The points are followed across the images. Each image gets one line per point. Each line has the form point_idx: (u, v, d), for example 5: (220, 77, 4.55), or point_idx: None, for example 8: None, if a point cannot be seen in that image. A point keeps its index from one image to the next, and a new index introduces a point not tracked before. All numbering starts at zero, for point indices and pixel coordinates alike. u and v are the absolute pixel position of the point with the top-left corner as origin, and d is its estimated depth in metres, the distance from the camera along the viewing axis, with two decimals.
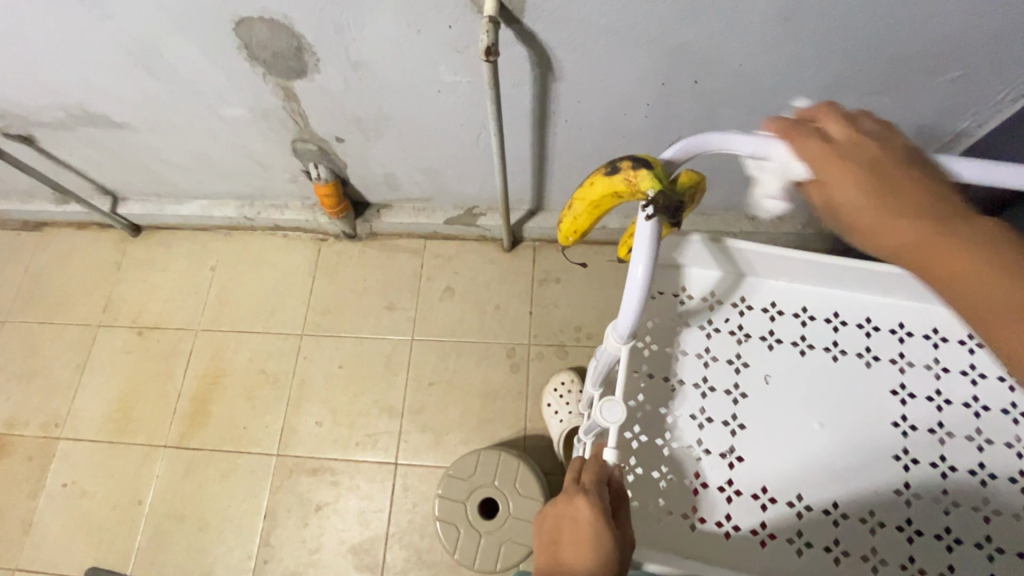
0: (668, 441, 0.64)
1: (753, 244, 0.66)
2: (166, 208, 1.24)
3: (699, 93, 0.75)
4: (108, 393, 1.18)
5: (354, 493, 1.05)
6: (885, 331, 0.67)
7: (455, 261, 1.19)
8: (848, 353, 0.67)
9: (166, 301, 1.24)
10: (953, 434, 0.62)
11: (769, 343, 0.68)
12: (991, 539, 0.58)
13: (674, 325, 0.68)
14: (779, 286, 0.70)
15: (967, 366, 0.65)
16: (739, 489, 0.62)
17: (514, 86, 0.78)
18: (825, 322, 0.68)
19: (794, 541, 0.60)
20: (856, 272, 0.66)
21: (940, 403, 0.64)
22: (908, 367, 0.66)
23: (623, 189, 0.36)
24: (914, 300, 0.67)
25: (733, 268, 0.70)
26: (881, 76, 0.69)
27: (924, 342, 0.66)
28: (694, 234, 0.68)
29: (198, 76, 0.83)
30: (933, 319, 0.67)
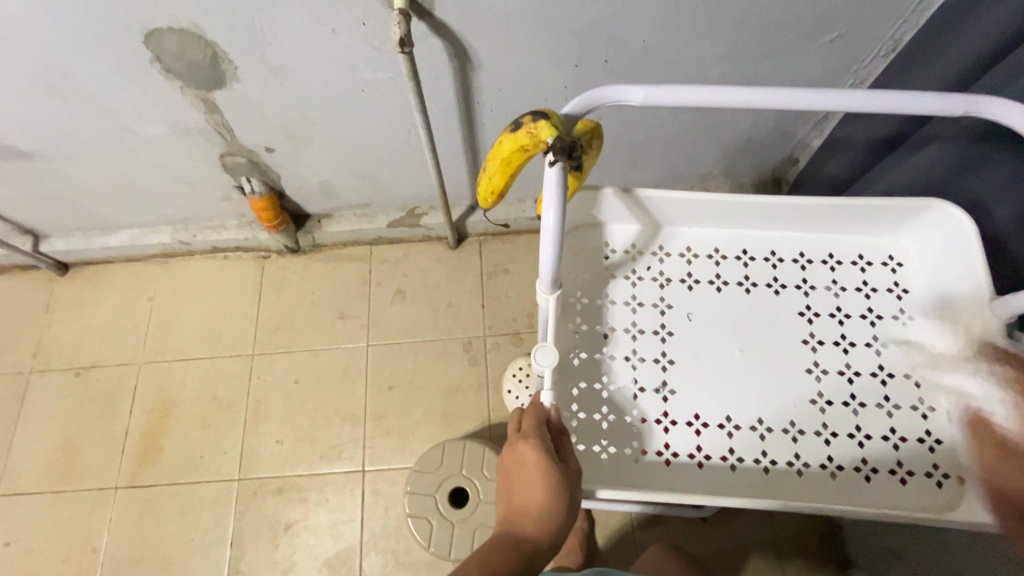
0: (605, 385, 0.67)
1: (660, 192, 0.69)
2: (93, 241, 1.19)
3: (611, 71, 0.79)
4: (47, 441, 1.11)
5: (323, 506, 1.04)
6: (788, 261, 0.72)
7: (403, 263, 1.20)
8: (759, 284, 0.71)
9: (103, 338, 1.19)
10: (856, 343, 0.67)
11: (688, 284, 0.72)
12: (896, 430, 0.63)
13: (600, 278, 0.72)
14: (692, 232, 0.74)
15: (861, 282, 0.70)
16: (674, 419, 0.65)
17: (435, 79, 0.80)
18: (736, 260, 0.72)
19: (728, 459, 0.64)
20: (757, 209, 0.70)
21: (842, 318, 0.68)
22: (811, 291, 0.70)
23: (528, 142, 0.38)
24: (810, 230, 0.72)
25: (649, 220, 0.73)
26: (770, 40, 0.75)
27: (823, 267, 0.71)
28: (607, 188, 0.70)
29: (111, 95, 0.81)
30: (829, 245, 0.72)
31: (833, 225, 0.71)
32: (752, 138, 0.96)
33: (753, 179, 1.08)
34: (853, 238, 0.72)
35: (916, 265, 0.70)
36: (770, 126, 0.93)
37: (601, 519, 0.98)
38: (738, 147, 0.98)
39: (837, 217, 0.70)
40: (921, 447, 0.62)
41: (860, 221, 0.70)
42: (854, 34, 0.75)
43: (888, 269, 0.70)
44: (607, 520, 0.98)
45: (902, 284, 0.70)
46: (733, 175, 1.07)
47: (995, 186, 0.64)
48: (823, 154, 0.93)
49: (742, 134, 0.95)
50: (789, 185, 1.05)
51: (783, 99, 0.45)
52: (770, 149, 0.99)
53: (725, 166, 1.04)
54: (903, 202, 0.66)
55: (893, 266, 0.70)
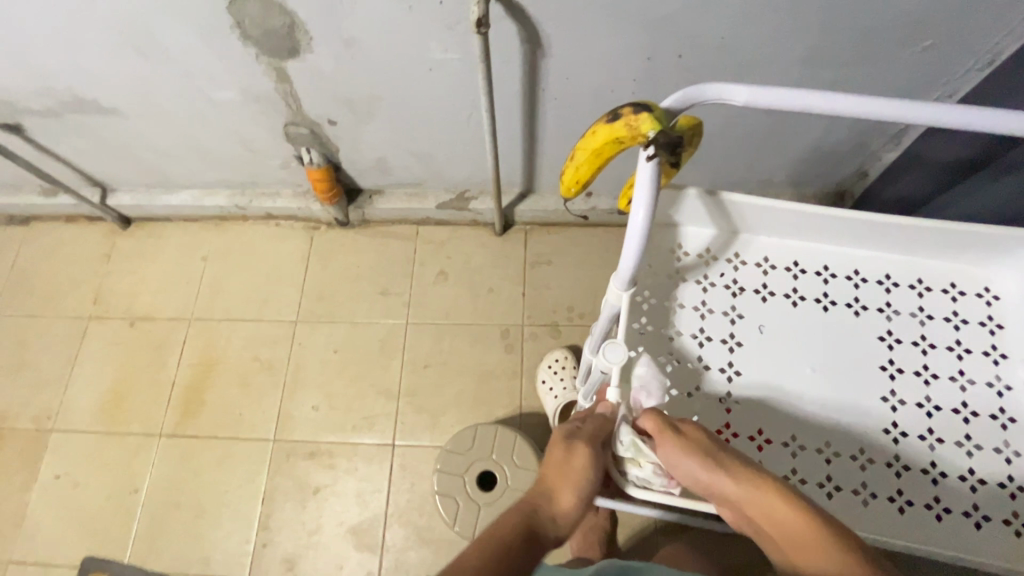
0: (667, 389, 0.67)
1: (746, 198, 0.66)
2: (155, 198, 1.24)
3: (684, 67, 0.77)
4: (100, 383, 1.17)
5: (352, 474, 1.06)
6: (872, 282, 0.69)
7: (448, 246, 1.21)
8: (838, 303, 0.69)
9: (157, 292, 1.24)
10: (938, 375, 0.65)
11: (762, 296, 0.70)
12: (974, 472, 0.62)
13: (671, 281, 0.70)
14: (771, 242, 0.72)
15: (951, 313, 0.67)
16: (735, 431, 0.65)
17: (503, 64, 0.80)
18: (816, 275, 0.70)
19: (789, 478, 0.64)
20: (848, 225, 0.67)
21: (924, 347, 0.66)
22: (894, 315, 0.68)
23: (625, 134, 0.37)
24: (900, 251, 0.69)
25: (727, 225, 0.72)
26: (857, 45, 0.72)
27: (909, 292, 0.68)
28: (690, 188, 0.68)
29: (189, 57, 0.84)
30: (918, 269, 0.69)
31: (929, 249, 0.68)
32: (821, 147, 0.92)
33: (816, 190, 1.04)
34: (948, 264, 0.68)
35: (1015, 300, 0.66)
36: (842, 136, 0.89)
37: (625, 519, 0.98)
38: (805, 156, 0.95)
39: (933, 241, 0.66)
40: (1000, 491, 0.61)
41: (961, 248, 0.66)
42: (950, 44, 0.70)
43: (984, 301, 0.67)
44: (630, 521, 0.97)
45: (996, 319, 0.66)
46: (796, 185, 1.03)
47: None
48: (896, 170, 0.89)
49: (812, 143, 0.92)
50: (854, 199, 1.01)
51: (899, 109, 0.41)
52: (839, 160, 0.95)
53: (787, 175, 1.01)
54: (1016, 232, 0.62)
55: (988, 299, 0.67)
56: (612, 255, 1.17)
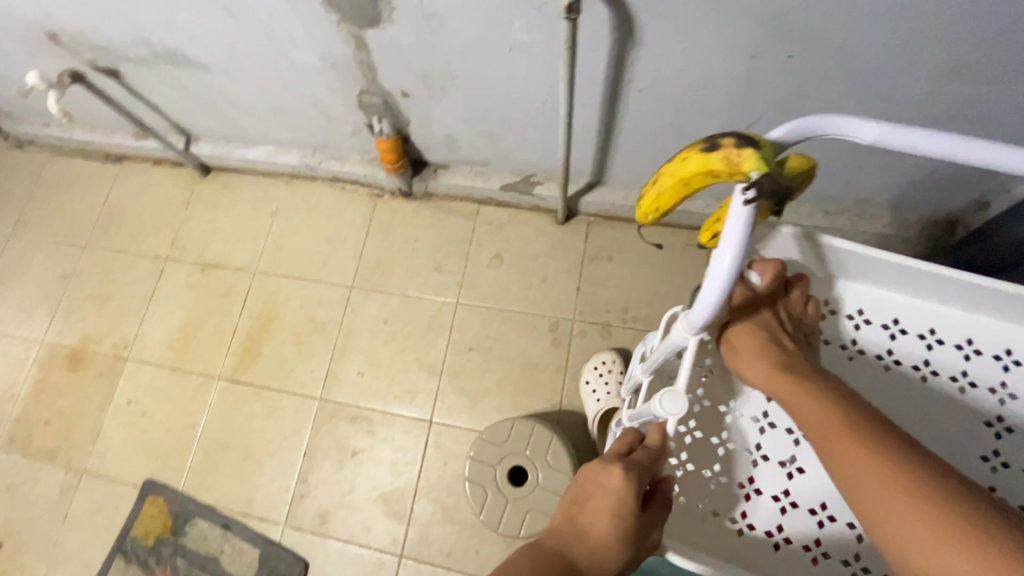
0: (723, 441, 0.66)
1: (846, 244, 0.63)
2: (233, 150, 1.28)
3: (793, 69, 0.69)
4: (171, 321, 1.26)
5: (388, 443, 1.09)
6: (951, 346, 0.67)
7: (507, 229, 1.18)
8: (939, 374, 0.67)
9: (228, 241, 1.29)
10: (1010, 465, 0.63)
11: (849, 353, 0.69)
12: None
13: None
14: (867, 292, 0.69)
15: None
16: (795, 500, 0.64)
17: (589, 50, 0.74)
18: (917, 338, 0.68)
19: (850, 563, 0.62)
20: (945, 285, 0.64)
21: (999, 430, 0.64)
22: (969, 387, 0.66)
23: (720, 169, 0.33)
24: (1000, 318, 0.65)
25: (822, 268, 0.68)
26: (1011, 62, 0.61)
27: (994, 362, 0.65)
28: (785, 227, 0.64)
29: (273, 19, 0.84)
30: (1009, 339, 0.65)
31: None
32: (940, 170, 0.81)
33: (923, 216, 0.92)
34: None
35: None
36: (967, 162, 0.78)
37: None
38: (918, 178, 0.84)
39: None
40: None
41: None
42: None
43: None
44: None
45: None
46: (899, 208, 0.92)
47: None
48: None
49: (929, 165, 0.81)
50: (967, 232, 0.89)
51: None
52: (959, 187, 0.84)
53: (892, 196, 0.90)
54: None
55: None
56: (677, 259, 1.10)
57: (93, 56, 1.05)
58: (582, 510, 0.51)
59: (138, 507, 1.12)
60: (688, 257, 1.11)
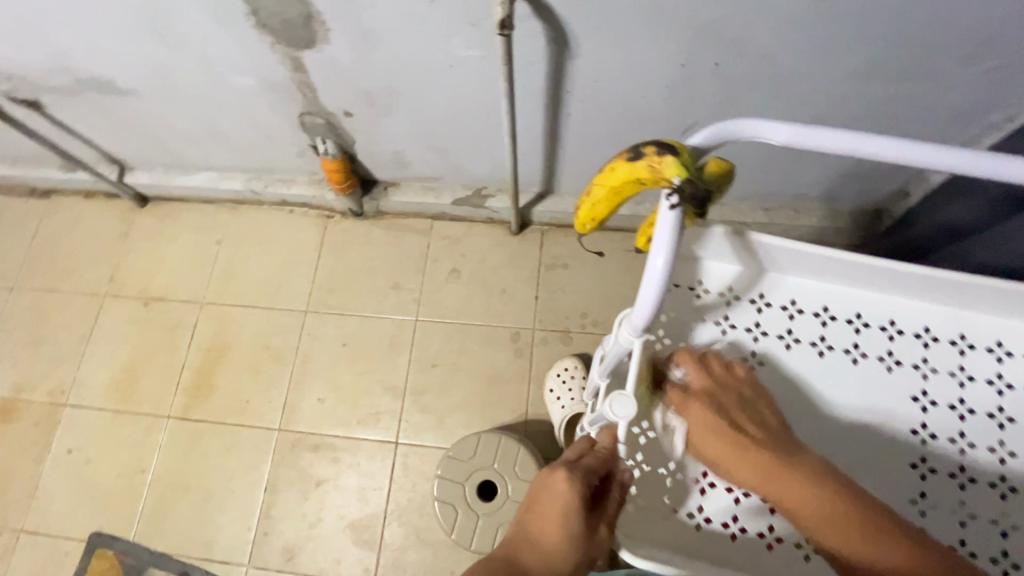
0: None
1: (774, 239, 0.64)
2: (172, 178, 1.23)
3: (721, 76, 0.72)
4: (113, 362, 1.19)
5: (354, 470, 1.06)
6: (875, 328, 0.68)
7: (462, 243, 1.18)
8: (869, 356, 0.67)
9: (171, 273, 1.24)
10: (937, 436, 0.64)
11: (787, 343, 0.68)
12: (1006, 555, 0.60)
13: (689, 319, 0.69)
14: (799, 283, 0.69)
15: (958, 367, 0.66)
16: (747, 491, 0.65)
17: (528, 63, 0.76)
18: (846, 323, 0.68)
19: (802, 546, 0.63)
20: (868, 271, 0.65)
21: (925, 404, 0.65)
22: (895, 366, 0.67)
23: (646, 177, 0.34)
24: (920, 298, 0.67)
25: (755, 264, 0.69)
26: (913, 61, 0.65)
27: (915, 341, 0.67)
28: (716, 226, 0.66)
29: (204, 42, 0.82)
30: (926, 318, 0.67)
31: (944, 296, 0.66)
32: (863, 164, 0.86)
33: (852, 207, 0.98)
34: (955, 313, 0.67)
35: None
36: None
37: None
38: (845, 173, 0.89)
39: (952, 289, 0.64)
40: None
41: (978, 300, 0.64)
42: (1018, 66, 0.64)
43: (993, 358, 0.65)
44: None
45: (1005, 377, 0.65)
46: (830, 201, 0.98)
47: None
48: (941, 196, 0.83)
49: (853, 159, 0.86)
50: (893, 220, 0.95)
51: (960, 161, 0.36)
52: (881, 178, 0.89)
53: (823, 190, 0.95)
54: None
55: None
56: (630, 262, 1.13)
57: (10, 87, 1.00)
58: (533, 517, 0.51)
59: (86, 564, 1.05)
60: (641, 260, 1.14)
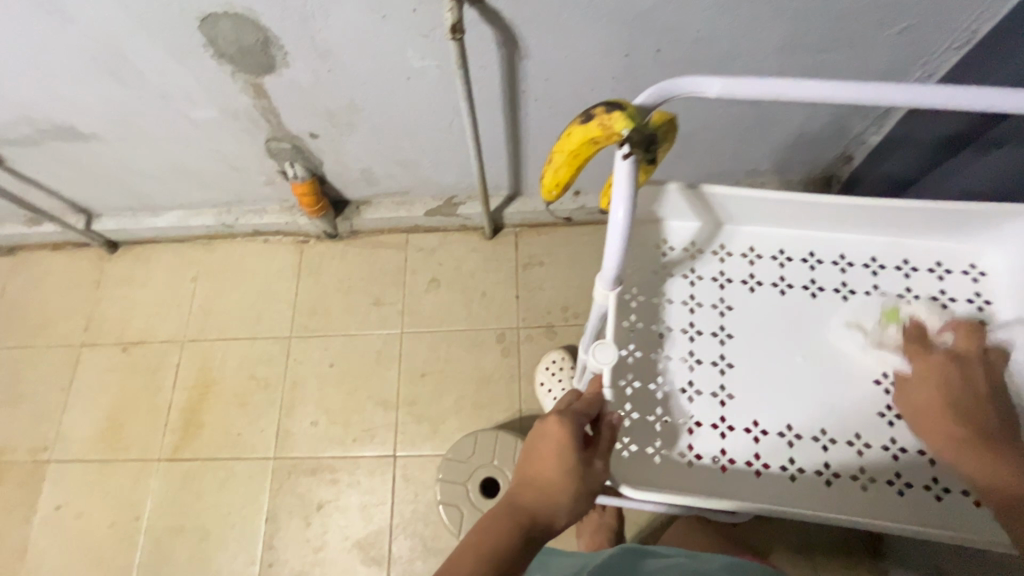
0: (660, 385, 0.67)
1: (725, 189, 0.68)
2: (142, 221, 1.23)
3: (663, 61, 0.76)
4: (96, 411, 1.16)
5: (355, 488, 1.06)
6: (827, 263, 0.71)
7: (439, 252, 1.20)
8: (825, 289, 0.71)
9: (149, 315, 1.23)
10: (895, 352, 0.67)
11: (750, 286, 0.71)
12: None
13: (658, 275, 0.72)
14: (754, 232, 0.73)
15: (905, 289, 0.69)
16: (732, 424, 0.66)
17: (482, 68, 0.79)
18: (801, 262, 0.72)
19: (787, 469, 0.64)
20: (814, 210, 0.69)
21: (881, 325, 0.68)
22: (850, 295, 0.70)
23: (599, 135, 0.37)
24: (866, 231, 0.71)
25: (711, 218, 0.73)
26: (835, 31, 0.71)
27: (864, 270, 0.71)
28: (670, 183, 0.71)
29: (165, 78, 0.83)
30: (871, 249, 0.71)
31: (884, 226, 0.70)
32: (806, 133, 0.92)
33: (803, 176, 1.03)
34: (897, 241, 0.71)
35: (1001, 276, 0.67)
36: (825, 122, 0.89)
37: (631, 516, 0.97)
38: (791, 143, 0.95)
39: (889, 217, 0.68)
40: None
41: (914, 225, 0.69)
42: (928, 24, 0.69)
43: (936, 277, 0.68)
44: (636, 517, 0.97)
45: (949, 292, 0.67)
46: (782, 172, 1.03)
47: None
48: (879, 154, 0.89)
49: (796, 130, 0.91)
50: (842, 183, 1.01)
51: (871, 93, 0.40)
52: (824, 145, 0.95)
53: (775, 162, 1.00)
54: (993, 207, 0.63)
55: (974, 276, 0.67)
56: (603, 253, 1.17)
57: None
58: (528, 459, 0.51)
59: None
60: None
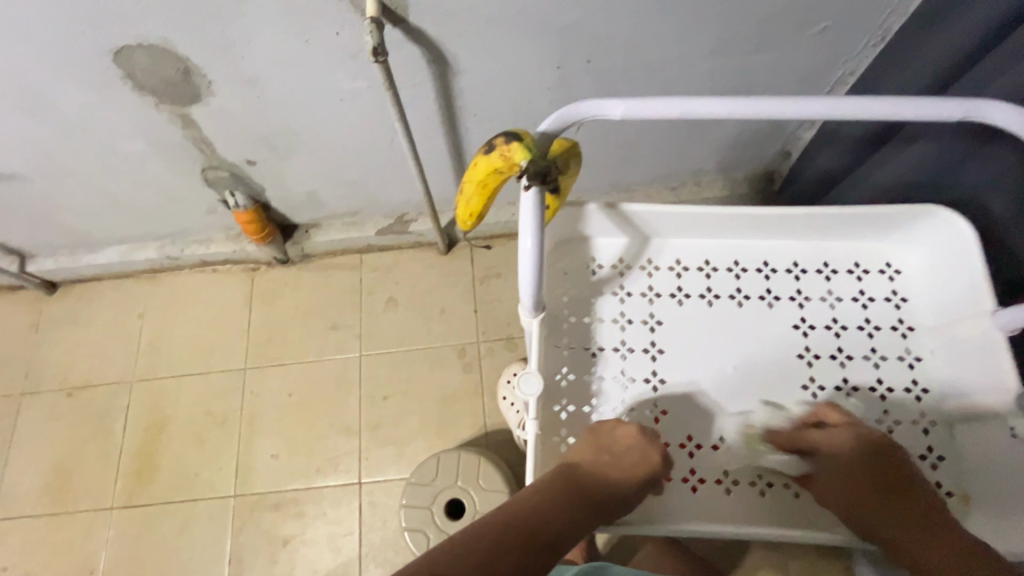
0: (594, 407, 0.68)
1: (644, 207, 0.69)
2: (80, 259, 1.18)
3: (594, 72, 0.77)
4: (42, 462, 1.11)
5: (321, 520, 1.03)
6: (752, 271, 0.73)
7: (394, 271, 1.18)
8: (751, 297, 0.72)
9: (94, 357, 1.17)
10: (819, 356, 0.69)
11: (678, 299, 0.72)
12: None
13: (589, 295, 0.73)
14: (681, 244, 0.74)
15: (826, 292, 0.71)
16: (667, 441, 0.67)
17: (414, 86, 0.78)
18: (727, 272, 0.73)
19: (724, 481, 0.65)
20: (733, 220, 0.70)
21: (805, 329, 0.70)
22: (775, 301, 0.72)
23: (502, 165, 0.40)
24: (787, 238, 0.73)
25: (636, 233, 0.74)
26: (757, 35, 0.72)
27: (787, 276, 0.72)
28: (590, 205, 0.71)
29: (84, 112, 0.80)
30: (792, 254, 0.73)
31: (803, 231, 0.71)
32: (743, 133, 0.93)
33: (746, 174, 1.05)
34: (817, 245, 0.73)
35: (914, 272, 0.70)
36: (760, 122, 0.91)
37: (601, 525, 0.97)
38: (730, 144, 0.96)
39: (806, 223, 0.70)
40: (924, 465, 0.63)
41: (830, 229, 0.70)
42: (844, 24, 0.71)
43: (855, 278, 0.71)
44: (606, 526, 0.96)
45: (866, 293, 0.71)
46: (726, 172, 1.05)
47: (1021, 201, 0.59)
48: (813, 151, 0.91)
49: (733, 131, 0.93)
50: (783, 178, 1.03)
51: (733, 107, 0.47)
52: (762, 144, 0.97)
53: (717, 163, 1.02)
54: (896, 209, 0.66)
55: (890, 275, 0.71)
56: None
57: None
58: (586, 501, 0.55)
59: None
60: None
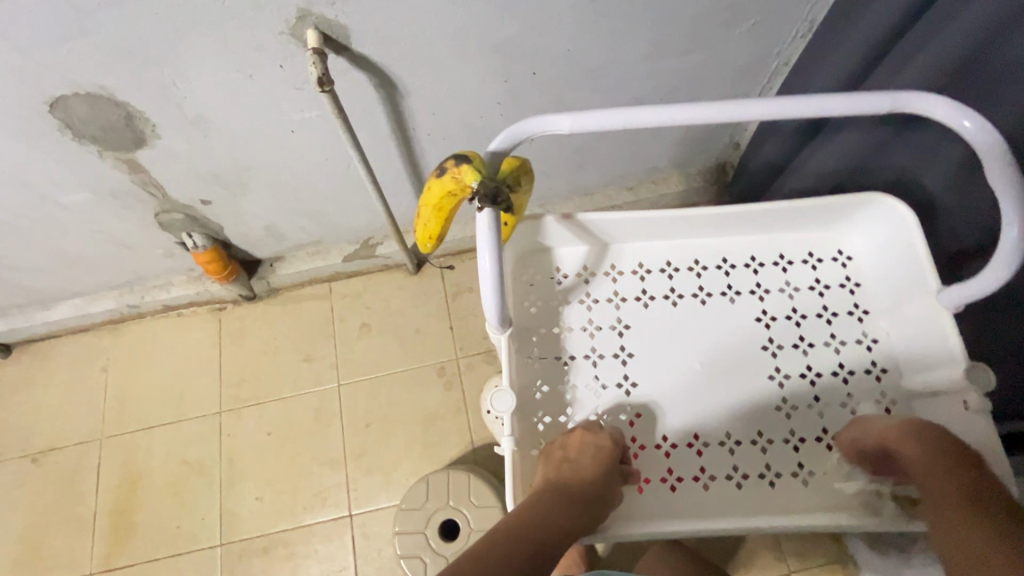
0: (570, 415, 0.69)
1: (601, 215, 0.71)
2: (32, 317, 1.13)
3: (541, 82, 0.78)
4: (10, 535, 1.05)
5: (313, 559, 1.00)
6: (712, 268, 0.75)
7: (365, 296, 1.17)
8: (713, 294, 0.74)
9: (57, 418, 1.12)
10: (782, 345, 0.71)
11: (644, 302, 0.74)
12: None
13: (556, 306, 0.74)
14: (641, 247, 0.76)
15: (784, 283, 0.74)
16: (642, 443, 0.68)
17: (364, 111, 0.78)
18: (688, 271, 0.75)
19: (699, 478, 0.66)
20: (689, 221, 0.73)
21: (766, 321, 0.72)
22: (736, 296, 0.74)
23: (455, 187, 0.45)
24: (742, 233, 0.75)
25: (595, 240, 0.75)
26: (692, 35, 0.74)
27: (745, 270, 0.75)
28: (547, 216, 0.72)
29: (23, 167, 0.77)
30: (748, 249, 0.76)
31: (756, 225, 0.74)
32: (692, 129, 0.96)
33: (700, 168, 1.08)
34: (770, 237, 0.76)
35: (863, 258, 0.73)
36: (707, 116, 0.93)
37: None
38: (682, 140, 0.99)
39: (757, 218, 0.73)
40: None
41: (780, 221, 0.74)
42: (772, 18, 0.74)
43: (809, 267, 0.74)
44: None
45: (821, 281, 0.74)
46: (681, 167, 1.07)
47: (952, 173, 0.63)
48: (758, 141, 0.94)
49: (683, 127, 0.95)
50: (735, 168, 1.06)
51: (674, 113, 0.52)
52: (712, 137, 1.00)
53: (671, 159, 1.04)
54: (836, 198, 0.69)
55: (842, 261, 0.74)
56: None
57: None
58: (558, 512, 0.57)
59: None
60: None
